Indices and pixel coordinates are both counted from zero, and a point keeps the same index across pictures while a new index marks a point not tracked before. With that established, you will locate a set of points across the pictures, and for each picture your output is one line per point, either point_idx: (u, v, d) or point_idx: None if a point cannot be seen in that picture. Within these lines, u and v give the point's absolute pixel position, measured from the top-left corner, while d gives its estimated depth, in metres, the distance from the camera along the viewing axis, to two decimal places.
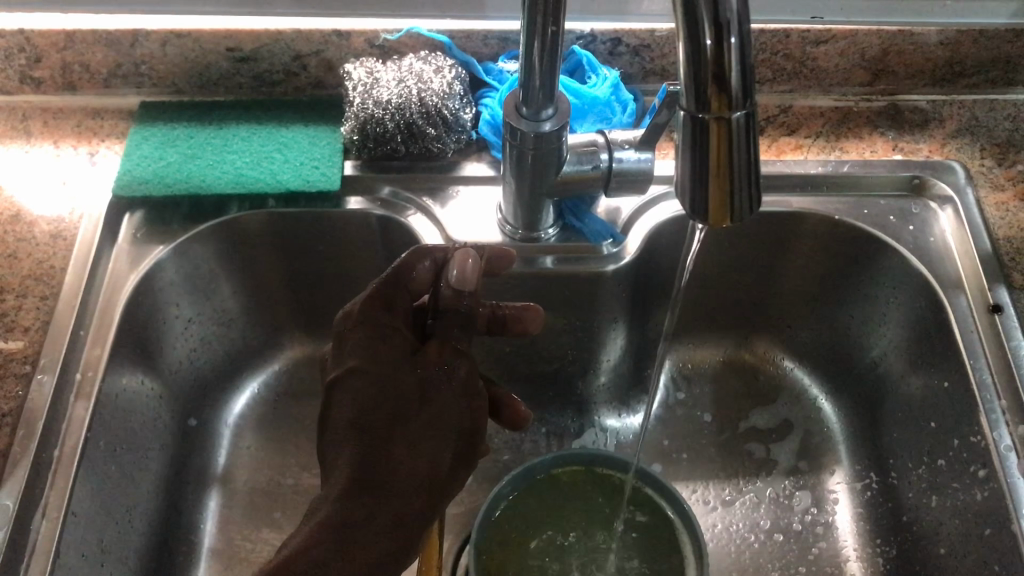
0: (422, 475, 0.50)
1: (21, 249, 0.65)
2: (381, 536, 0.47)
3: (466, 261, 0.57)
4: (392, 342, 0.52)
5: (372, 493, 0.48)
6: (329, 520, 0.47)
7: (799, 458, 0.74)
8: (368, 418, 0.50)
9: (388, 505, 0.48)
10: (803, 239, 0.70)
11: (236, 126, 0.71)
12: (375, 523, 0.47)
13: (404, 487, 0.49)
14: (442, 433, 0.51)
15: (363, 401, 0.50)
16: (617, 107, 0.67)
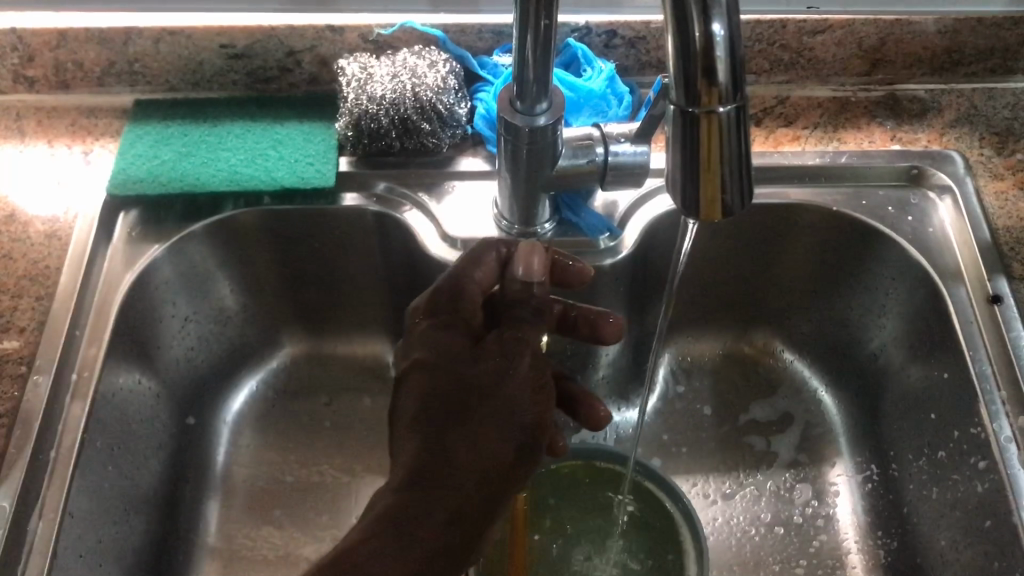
0: (481, 467, 0.50)
1: (16, 249, 0.65)
2: (439, 527, 0.48)
3: (532, 257, 0.57)
4: (454, 334, 0.55)
5: (434, 479, 0.49)
6: (389, 506, 0.48)
7: (800, 451, 0.73)
8: (432, 406, 0.52)
9: (444, 495, 0.49)
10: (801, 230, 0.70)
11: (231, 123, 0.70)
12: (431, 512, 0.48)
13: (465, 480, 0.49)
14: (502, 426, 0.51)
15: (428, 392, 0.52)
16: (614, 100, 0.67)
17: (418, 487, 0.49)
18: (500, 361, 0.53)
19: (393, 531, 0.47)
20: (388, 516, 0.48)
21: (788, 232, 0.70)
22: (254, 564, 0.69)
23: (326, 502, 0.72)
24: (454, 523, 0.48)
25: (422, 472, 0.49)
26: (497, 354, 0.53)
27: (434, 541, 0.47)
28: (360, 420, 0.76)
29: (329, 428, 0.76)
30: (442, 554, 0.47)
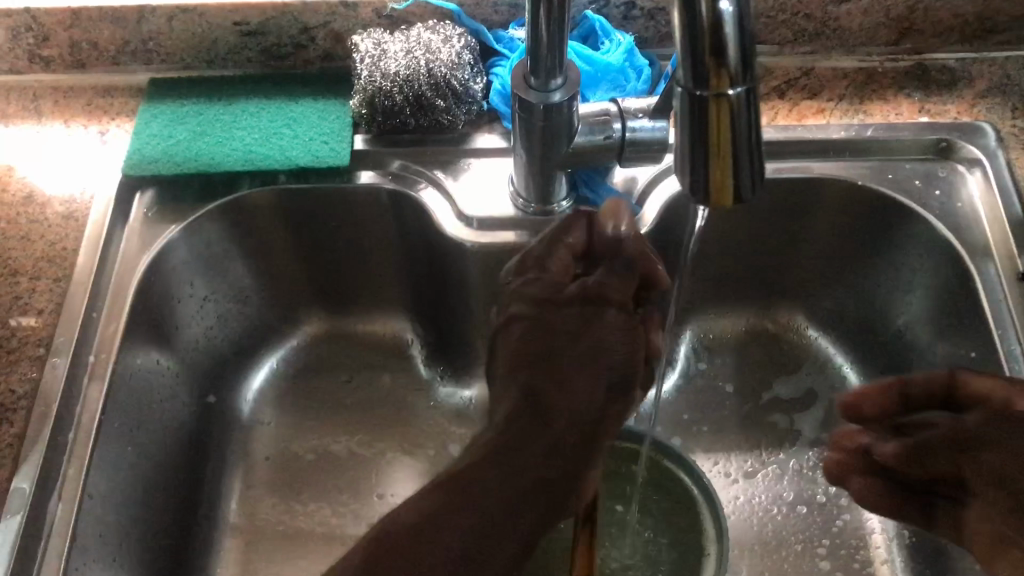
0: (574, 410, 0.58)
1: (34, 231, 0.65)
2: (533, 468, 0.56)
3: (622, 210, 0.59)
4: (547, 284, 0.60)
5: (535, 417, 0.58)
6: (493, 443, 0.57)
7: (823, 429, 0.72)
8: (531, 352, 0.60)
9: (543, 433, 0.57)
10: (823, 205, 0.68)
11: (246, 101, 0.70)
12: (532, 449, 0.57)
13: (564, 417, 0.58)
14: (595, 369, 0.59)
15: (530, 339, 0.60)
16: (632, 73, 0.66)
17: (524, 424, 0.57)
18: (590, 314, 0.60)
19: (499, 468, 0.56)
20: (497, 450, 0.57)
21: (812, 207, 0.69)
22: (275, 541, 0.69)
23: (346, 480, 0.72)
24: (552, 459, 0.57)
25: (530, 411, 0.58)
26: (585, 300, 0.60)
27: (532, 476, 0.56)
28: (380, 397, 0.76)
29: (349, 405, 0.76)
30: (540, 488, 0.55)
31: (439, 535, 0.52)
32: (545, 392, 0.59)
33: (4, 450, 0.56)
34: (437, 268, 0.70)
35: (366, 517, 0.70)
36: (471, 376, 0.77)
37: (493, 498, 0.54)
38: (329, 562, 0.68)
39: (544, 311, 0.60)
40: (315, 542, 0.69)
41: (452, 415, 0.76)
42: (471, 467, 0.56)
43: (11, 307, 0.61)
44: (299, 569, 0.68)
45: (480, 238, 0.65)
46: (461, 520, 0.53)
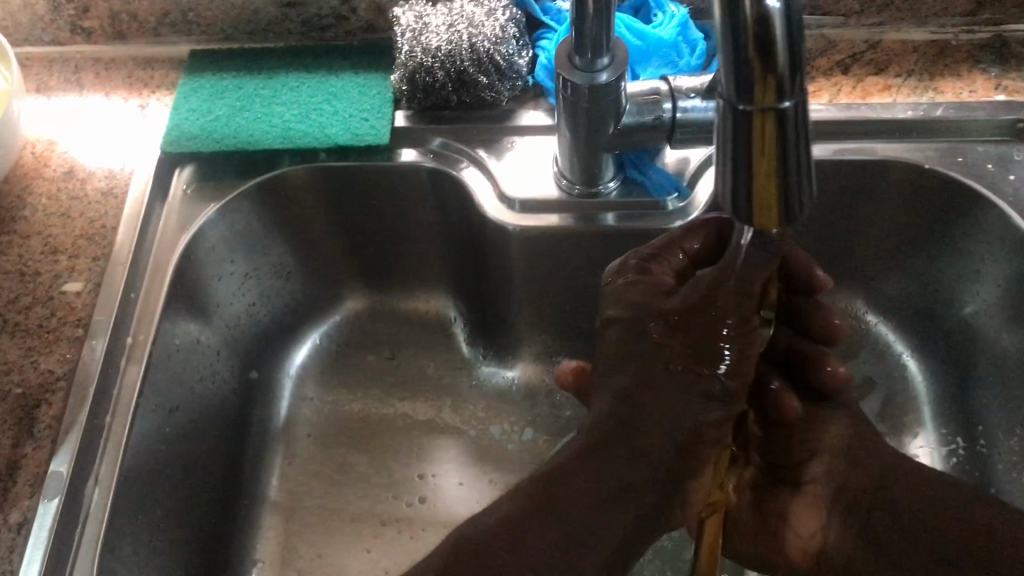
0: (675, 419, 0.51)
1: (74, 207, 0.65)
2: (594, 501, 0.50)
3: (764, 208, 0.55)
4: (642, 289, 0.55)
5: (629, 421, 0.52)
6: (564, 465, 0.52)
7: (880, 420, 0.69)
8: (631, 354, 0.54)
9: (617, 461, 0.51)
10: (885, 189, 0.64)
11: (286, 75, 0.68)
12: (624, 455, 0.51)
13: (649, 441, 0.51)
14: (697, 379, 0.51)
15: (623, 345, 0.54)
16: (685, 49, 0.62)
17: (615, 423, 0.52)
18: (703, 321, 0.51)
19: (591, 466, 0.51)
20: (586, 445, 0.52)
21: (880, 180, 0.64)
22: (314, 520, 0.69)
23: (387, 458, 0.71)
24: (647, 469, 0.51)
25: (621, 415, 0.52)
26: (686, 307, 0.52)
27: (623, 481, 0.51)
28: (421, 376, 0.75)
29: (390, 383, 0.75)
30: (628, 495, 0.51)
31: (517, 544, 0.48)
32: (644, 392, 0.52)
33: (43, 430, 0.55)
34: (479, 248, 0.68)
35: (405, 497, 0.70)
36: (514, 356, 0.75)
37: (584, 503, 0.50)
38: (368, 542, 0.68)
39: (653, 304, 0.54)
40: (353, 521, 0.69)
41: (494, 395, 0.74)
42: (553, 468, 0.52)
43: (51, 285, 0.61)
44: (338, 548, 0.67)
45: (522, 221, 0.63)
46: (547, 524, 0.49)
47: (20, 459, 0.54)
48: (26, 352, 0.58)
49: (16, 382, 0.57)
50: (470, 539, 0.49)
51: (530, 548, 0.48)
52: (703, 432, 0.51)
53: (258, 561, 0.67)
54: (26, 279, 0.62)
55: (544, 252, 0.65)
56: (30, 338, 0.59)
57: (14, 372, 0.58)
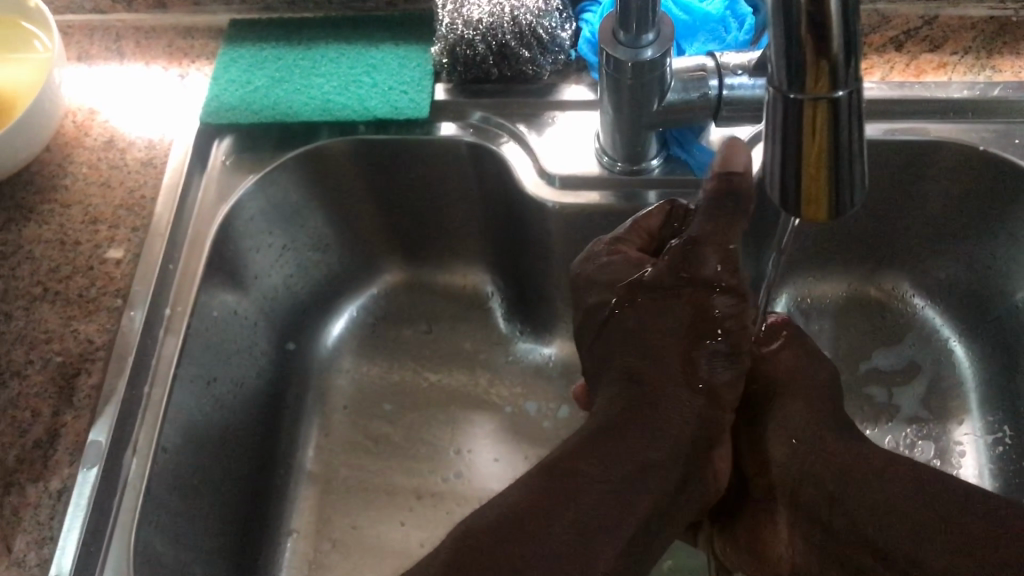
0: (689, 386, 0.51)
1: (114, 177, 0.65)
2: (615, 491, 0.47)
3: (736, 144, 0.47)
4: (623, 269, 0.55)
5: (640, 401, 0.50)
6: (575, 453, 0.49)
7: (924, 406, 0.68)
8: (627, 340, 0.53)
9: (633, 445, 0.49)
10: (937, 171, 0.62)
11: (325, 46, 0.68)
12: (641, 435, 0.49)
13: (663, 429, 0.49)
14: (700, 341, 0.51)
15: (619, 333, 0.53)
16: (734, 24, 0.60)
17: (630, 407, 0.50)
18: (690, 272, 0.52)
19: (606, 447, 0.48)
20: (595, 431, 0.50)
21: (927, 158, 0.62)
22: (349, 492, 0.69)
23: (423, 432, 0.71)
24: (661, 449, 0.49)
25: (635, 400, 0.50)
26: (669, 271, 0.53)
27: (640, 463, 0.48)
28: (458, 350, 0.75)
29: (427, 356, 0.75)
30: (651, 474, 0.48)
31: (536, 532, 0.45)
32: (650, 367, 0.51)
33: (82, 400, 0.56)
34: (518, 223, 0.67)
35: (440, 472, 0.70)
36: (552, 332, 0.74)
37: (602, 486, 0.47)
38: (402, 515, 0.68)
39: (633, 280, 0.54)
40: (388, 495, 0.69)
41: (530, 371, 0.74)
42: (563, 458, 0.49)
43: (91, 254, 0.62)
44: (372, 521, 0.68)
45: (562, 197, 0.62)
46: (564, 508, 0.46)
47: (60, 428, 0.55)
48: (66, 321, 0.59)
49: (56, 351, 0.58)
50: (487, 532, 0.45)
51: (549, 539, 0.45)
52: (718, 394, 0.51)
53: (293, 532, 0.68)
54: (67, 248, 0.62)
55: (584, 230, 0.64)
56: (70, 308, 0.59)
57: (55, 341, 0.58)
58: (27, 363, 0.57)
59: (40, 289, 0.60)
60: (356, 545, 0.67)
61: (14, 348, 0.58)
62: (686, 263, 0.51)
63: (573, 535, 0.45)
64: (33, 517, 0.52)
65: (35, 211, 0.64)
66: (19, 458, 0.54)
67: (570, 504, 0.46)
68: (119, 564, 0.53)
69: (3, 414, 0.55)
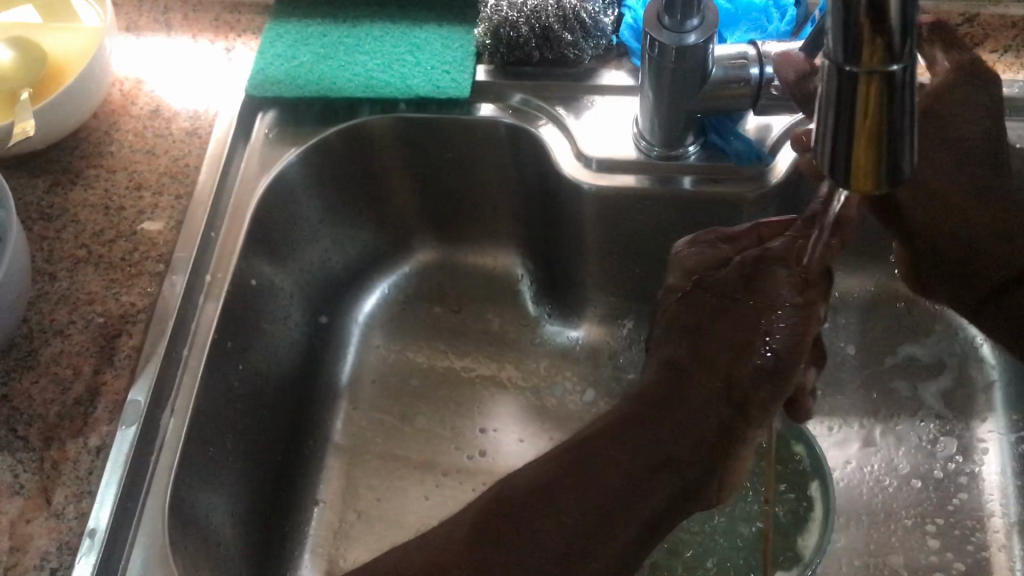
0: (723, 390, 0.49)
1: (159, 145, 0.67)
2: (609, 484, 0.48)
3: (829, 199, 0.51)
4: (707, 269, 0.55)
5: (669, 401, 0.50)
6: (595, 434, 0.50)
7: (949, 402, 0.68)
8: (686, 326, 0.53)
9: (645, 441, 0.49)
10: None
11: (369, 25, 0.69)
12: (663, 431, 0.49)
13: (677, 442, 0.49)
14: (747, 345, 0.49)
15: (677, 320, 0.54)
16: (776, 14, 0.61)
17: (657, 398, 0.51)
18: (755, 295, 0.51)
19: (629, 436, 0.49)
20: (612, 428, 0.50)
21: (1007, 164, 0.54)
22: (376, 465, 0.70)
23: (450, 409, 0.72)
24: (687, 440, 0.49)
25: (659, 399, 0.50)
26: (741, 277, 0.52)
27: (665, 453, 0.49)
28: (487, 331, 0.76)
29: (456, 335, 0.76)
30: (671, 469, 0.48)
31: (550, 508, 0.48)
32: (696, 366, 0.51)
33: (123, 360, 0.57)
34: (552, 206, 0.68)
35: (466, 450, 0.71)
36: (580, 316, 0.75)
37: (621, 472, 0.48)
38: (428, 490, 0.69)
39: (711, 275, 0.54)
40: (414, 469, 0.70)
41: (557, 353, 0.75)
42: (586, 445, 0.50)
43: (134, 220, 0.63)
44: (398, 494, 0.69)
45: (599, 179, 0.63)
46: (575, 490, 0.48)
47: (101, 386, 0.56)
48: (109, 283, 0.60)
49: (99, 312, 0.59)
50: (511, 503, 0.49)
51: (567, 513, 0.47)
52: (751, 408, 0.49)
53: (320, 502, 0.69)
54: (111, 213, 0.63)
55: (618, 213, 0.65)
56: (113, 271, 0.61)
57: (98, 303, 0.59)
58: (71, 322, 0.59)
59: (84, 252, 0.62)
60: (381, 517, 0.68)
61: (58, 307, 0.59)
62: (753, 279, 0.52)
63: (592, 512, 0.47)
64: (73, 471, 0.53)
65: (80, 175, 0.65)
66: (61, 414, 0.55)
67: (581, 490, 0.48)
68: (154, 521, 0.54)
69: (46, 370, 0.56)
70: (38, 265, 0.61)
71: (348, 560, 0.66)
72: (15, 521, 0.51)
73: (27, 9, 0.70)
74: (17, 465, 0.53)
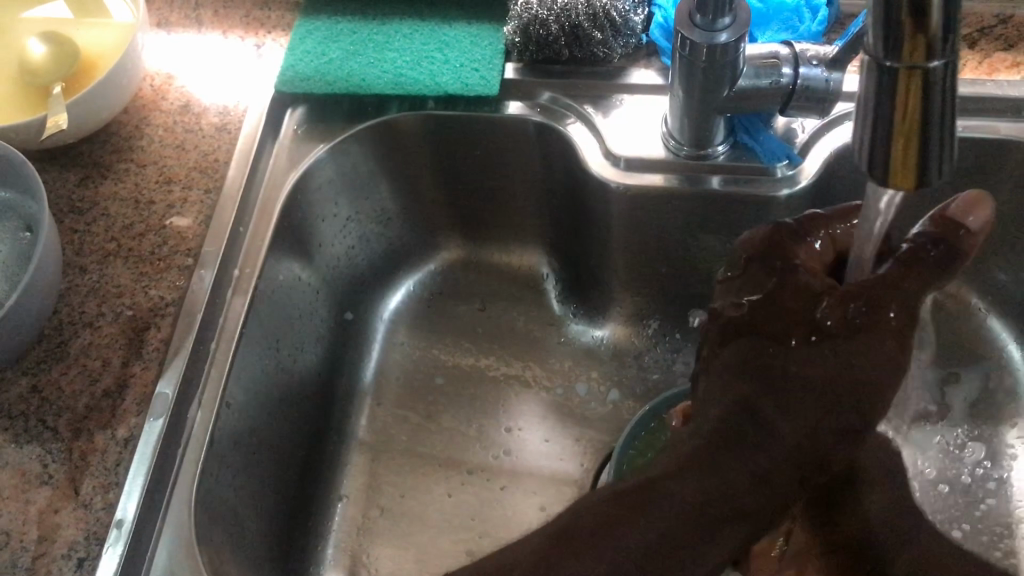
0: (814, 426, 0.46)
1: (189, 140, 0.67)
2: (680, 521, 0.43)
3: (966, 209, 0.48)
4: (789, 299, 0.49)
5: (743, 442, 0.45)
6: (680, 460, 0.45)
7: (977, 406, 0.67)
8: (750, 365, 0.48)
9: (729, 486, 0.44)
10: (1007, 170, 0.61)
11: (399, 23, 0.69)
12: (736, 477, 0.45)
13: (759, 486, 0.45)
14: (846, 382, 0.46)
15: (741, 352, 0.49)
16: (808, 14, 0.60)
17: (734, 429, 0.46)
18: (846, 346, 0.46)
19: (701, 484, 0.44)
20: (694, 459, 0.45)
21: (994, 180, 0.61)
22: (400, 462, 0.70)
23: (474, 408, 0.72)
24: (762, 486, 0.45)
25: (737, 436, 0.46)
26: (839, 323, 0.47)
27: (740, 502, 0.44)
28: (512, 328, 0.76)
29: (480, 333, 0.76)
30: (749, 517, 0.44)
31: (620, 538, 0.42)
32: (778, 411, 0.46)
33: (151, 353, 0.57)
34: (580, 206, 0.68)
35: (490, 449, 0.71)
36: (605, 316, 0.75)
37: (689, 511, 0.43)
38: (451, 488, 0.69)
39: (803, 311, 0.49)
40: (438, 468, 0.70)
41: (582, 353, 0.75)
42: (663, 478, 0.45)
43: (163, 214, 0.63)
44: (422, 492, 0.69)
45: (626, 179, 0.63)
46: (649, 519, 0.43)
47: (129, 378, 0.56)
48: (138, 276, 0.61)
49: (128, 305, 0.59)
50: (581, 530, 0.43)
51: (629, 556, 0.42)
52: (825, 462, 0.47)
53: (343, 497, 0.69)
54: (141, 207, 0.64)
55: (645, 212, 0.65)
56: (142, 264, 0.61)
57: (127, 296, 0.60)
58: (100, 315, 0.59)
59: (113, 245, 0.62)
60: (404, 515, 0.68)
61: (88, 299, 0.60)
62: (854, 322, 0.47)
63: (654, 554, 0.42)
64: (101, 463, 0.53)
65: (111, 169, 0.66)
66: (89, 406, 0.55)
67: (653, 522, 0.43)
68: (180, 515, 0.54)
69: (75, 362, 0.57)
70: (68, 258, 0.61)
71: (371, 555, 0.66)
72: (43, 511, 0.52)
73: (60, 5, 0.70)
74: (46, 455, 0.53)
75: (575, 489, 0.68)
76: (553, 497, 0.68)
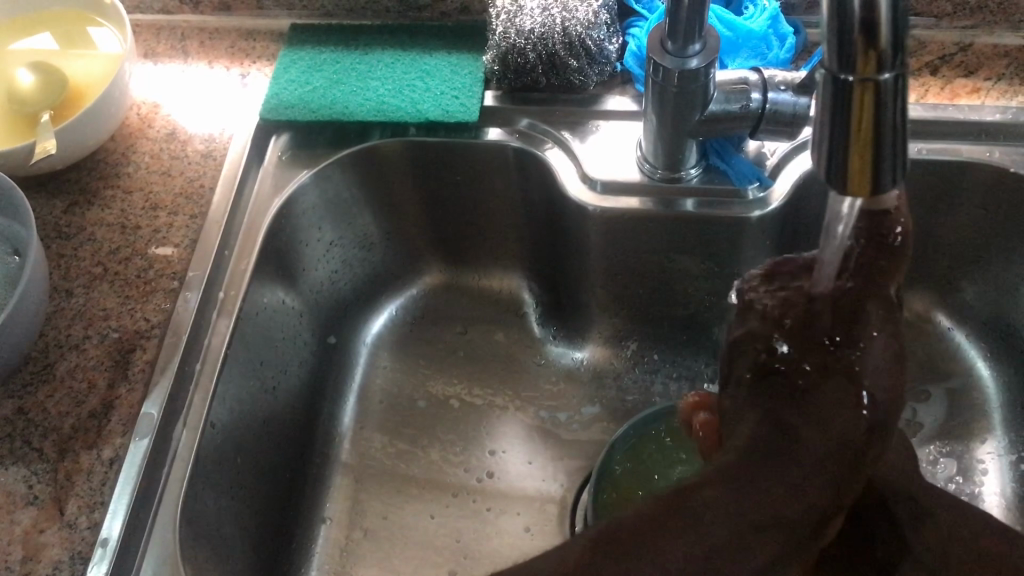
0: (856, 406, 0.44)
1: (175, 167, 0.69)
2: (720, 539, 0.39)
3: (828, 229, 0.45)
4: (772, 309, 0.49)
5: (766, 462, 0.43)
6: (703, 480, 0.42)
7: (948, 421, 0.68)
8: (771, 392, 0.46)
9: (765, 481, 0.42)
10: (968, 191, 0.63)
11: (381, 52, 0.71)
12: (770, 486, 0.42)
13: (798, 489, 0.42)
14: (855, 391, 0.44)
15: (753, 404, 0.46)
16: (775, 42, 0.63)
17: (765, 443, 0.44)
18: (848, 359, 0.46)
19: (731, 494, 0.41)
20: (721, 472, 0.43)
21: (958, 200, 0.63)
22: (382, 484, 0.71)
23: (456, 430, 0.73)
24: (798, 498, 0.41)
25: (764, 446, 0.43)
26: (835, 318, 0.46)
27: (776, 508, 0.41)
28: (493, 351, 0.77)
29: (461, 356, 0.77)
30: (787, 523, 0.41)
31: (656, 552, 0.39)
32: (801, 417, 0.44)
33: (137, 374, 0.58)
34: (559, 230, 0.70)
35: (473, 472, 0.71)
36: (584, 338, 0.76)
37: (722, 512, 0.40)
38: (435, 509, 0.70)
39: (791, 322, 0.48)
40: (423, 489, 0.71)
41: (562, 374, 0.76)
42: (695, 486, 0.42)
43: (149, 239, 0.65)
44: (405, 514, 0.70)
45: (603, 202, 0.64)
46: (680, 525, 0.40)
47: (115, 399, 0.57)
48: (124, 299, 0.62)
49: (115, 328, 0.60)
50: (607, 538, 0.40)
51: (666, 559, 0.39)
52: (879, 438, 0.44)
53: (327, 520, 0.69)
54: (127, 232, 0.65)
55: (622, 234, 0.66)
56: (128, 288, 0.62)
57: (113, 318, 0.61)
58: (86, 337, 0.60)
59: (99, 269, 0.63)
60: (388, 536, 0.69)
61: (74, 322, 0.61)
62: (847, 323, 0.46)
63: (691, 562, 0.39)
64: (85, 483, 0.54)
65: (98, 196, 0.67)
66: (75, 426, 0.56)
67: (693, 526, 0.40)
68: (166, 533, 0.55)
69: (62, 384, 0.58)
70: (55, 282, 0.62)
71: None
72: (28, 532, 0.52)
73: (47, 36, 0.72)
74: (32, 476, 0.54)
75: (556, 509, 0.69)
76: (535, 517, 0.69)
